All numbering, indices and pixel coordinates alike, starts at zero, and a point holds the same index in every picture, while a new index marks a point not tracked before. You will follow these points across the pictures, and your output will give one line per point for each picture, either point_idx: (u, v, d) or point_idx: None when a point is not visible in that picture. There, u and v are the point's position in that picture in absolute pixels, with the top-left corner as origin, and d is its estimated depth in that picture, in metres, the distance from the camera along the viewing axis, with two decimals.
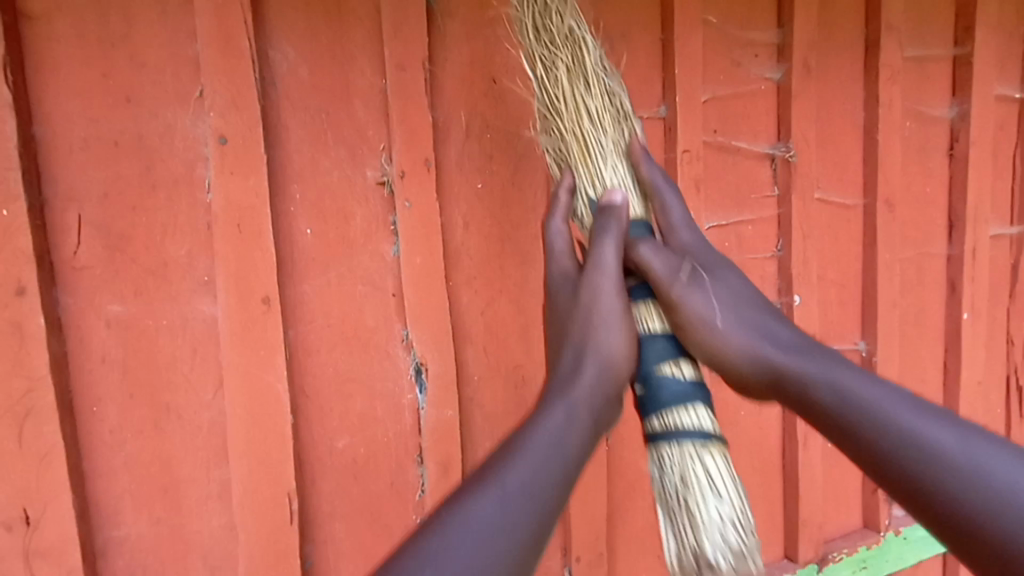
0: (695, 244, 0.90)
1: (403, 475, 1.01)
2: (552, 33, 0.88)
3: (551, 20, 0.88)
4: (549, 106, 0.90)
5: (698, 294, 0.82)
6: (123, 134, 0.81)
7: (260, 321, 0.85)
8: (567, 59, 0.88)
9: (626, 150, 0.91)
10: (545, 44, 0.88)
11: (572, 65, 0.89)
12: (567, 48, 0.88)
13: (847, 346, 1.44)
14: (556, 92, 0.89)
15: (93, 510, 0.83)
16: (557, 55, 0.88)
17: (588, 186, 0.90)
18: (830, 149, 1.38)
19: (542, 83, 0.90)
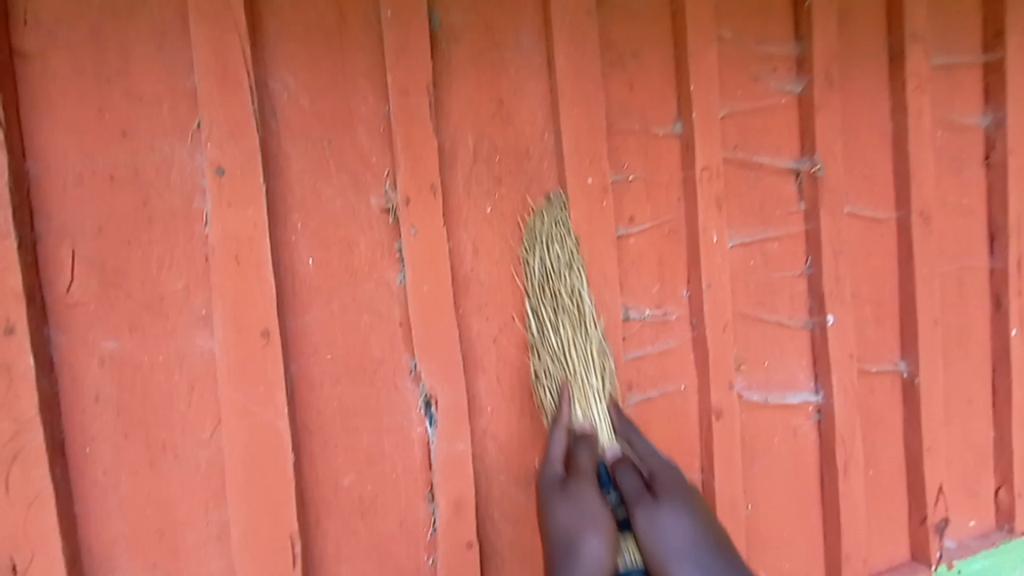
0: (666, 475, 0.94)
1: (413, 513, 0.95)
2: (563, 302, 0.97)
3: (551, 247, 0.97)
4: (547, 311, 0.97)
5: (656, 507, 0.90)
6: (119, 169, 0.79)
7: (259, 355, 0.81)
8: (569, 293, 0.97)
9: (605, 368, 0.99)
10: (561, 357, 0.97)
11: (572, 314, 0.97)
12: (570, 284, 0.97)
13: (887, 367, 1.34)
14: (559, 307, 0.97)
15: (85, 556, 0.79)
16: (558, 287, 0.97)
17: (576, 416, 0.96)
18: (858, 161, 1.30)
19: (543, 307, 0.97)
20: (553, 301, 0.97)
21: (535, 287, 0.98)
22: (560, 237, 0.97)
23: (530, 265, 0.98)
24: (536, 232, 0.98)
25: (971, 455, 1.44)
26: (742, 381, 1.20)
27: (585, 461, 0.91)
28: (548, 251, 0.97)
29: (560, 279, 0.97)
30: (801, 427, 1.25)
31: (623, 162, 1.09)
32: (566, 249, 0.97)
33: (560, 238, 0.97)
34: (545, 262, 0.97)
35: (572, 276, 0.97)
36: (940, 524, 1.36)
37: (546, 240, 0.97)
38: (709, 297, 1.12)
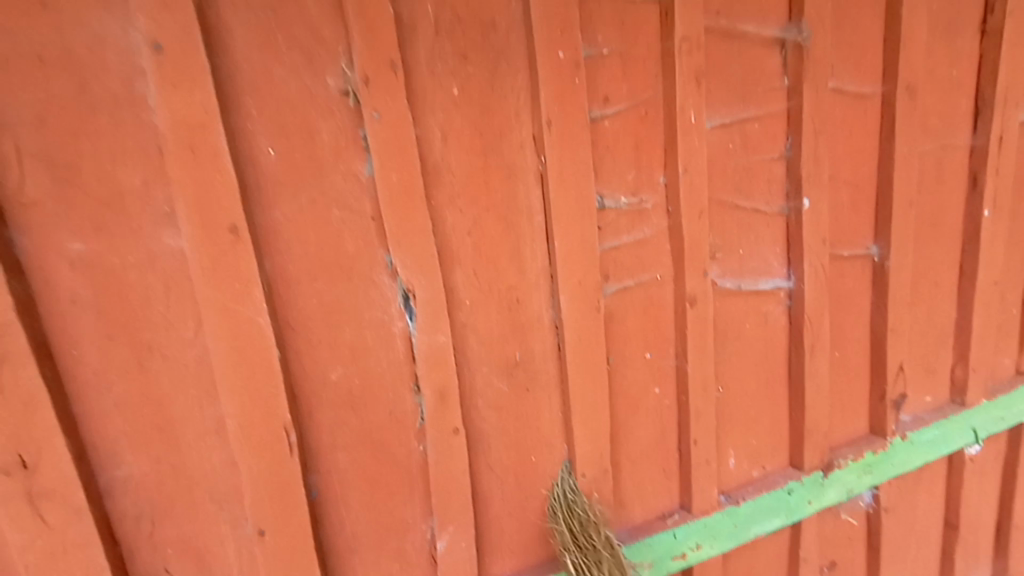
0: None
1: (401, 404, 0.99)
2: (593, 542, 1.07)
3: (577, 512, 1.09)
4: (579, 536, 1.07)
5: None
6: (46, 48, 0.72)
7: (230, 251, 0.81)
8: (603, 544, 1.08)
9: None
10: (596, 569, 1.07)
11: (600, 542, 1.08)
12: (598, 531, 1.08)
13: (859, 251, 1.37)
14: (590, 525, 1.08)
15: (91, 453, 0.83)
16: (588, 525, 1.08)
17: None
18: (848, 30, 1.23)
19: (572, 534, 1.08)
20: (590, 544, 1.07)
21: (569, 529, 1.08)
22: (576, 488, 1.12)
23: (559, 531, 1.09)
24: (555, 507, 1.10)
25: (933, 333, 1.52)
26: (716, 270, 1.22)
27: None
28: (570, 517, 1.09)
29: (593, 562, 1.07)
30: (772, 312, 1.30)
31: (597, 35, 1.02)
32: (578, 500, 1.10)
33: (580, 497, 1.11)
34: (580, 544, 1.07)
35: (596, 519, 1.09)
36: (897, 399, 1.46)
37: (571, 501, 1.10)
38: (685, 182, 1.11)
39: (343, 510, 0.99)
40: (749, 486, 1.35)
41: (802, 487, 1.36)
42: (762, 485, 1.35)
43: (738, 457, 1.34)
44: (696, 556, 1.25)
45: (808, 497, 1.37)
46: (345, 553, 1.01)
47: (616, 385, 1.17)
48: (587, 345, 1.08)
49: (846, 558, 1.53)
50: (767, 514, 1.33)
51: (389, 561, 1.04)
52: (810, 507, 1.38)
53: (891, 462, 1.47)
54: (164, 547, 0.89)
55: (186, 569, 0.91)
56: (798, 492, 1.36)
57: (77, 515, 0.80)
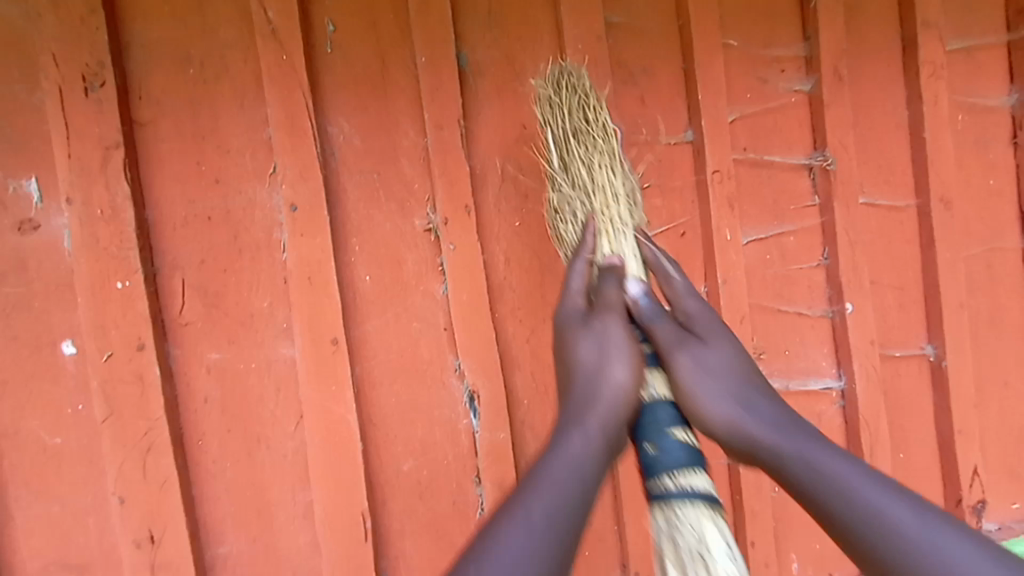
0: (700, 314, 0.94)
1: (464, 494, 1.09)
2: (587, 119, 1.00)
3: (572, 116, 1.00)
4: (571, 117, 1.00)
5: (701, 349, 0.87)
6: (215, 210, 0.97)
7: (331, 359, 0.97)
8: (600, 132, 1.00)
9: (632, 200, 1.01)
10: (580, 148, 1.00)
11: (602, 156, 1.00)
12: (600, 137, 1.00)
13: (912, 351, 1.38)
14: (583, 122, 1.00)
15: (202, 529, 0.97)
16: (583, 125, 1.00)
17: (604, 248, 0.96)
18: (872, 153, 1.36)
19: (562, 133, 1.00)
20: (579, 113, 1.00)
21: (563, 122, 1.00)
22: (581, 85, 1.01)
23: (552, 132, 1.01)
24: (558, 96, 1.01)
25: (1010, 437, 1.45)
26: (762, 370, 1.28)
27: (611, 292, 0.90)
28: (572, 118, 1.00)
29: (578, 113, 1.00)
30: (825, 412, 1.32)
31: (638, 171, 1.20)
32: (585, 91, 1.01)
33: (582, 88, 1.01)
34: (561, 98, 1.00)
35: (597, 121, 1.00)
36: (976, 505, 1.39)
37: (575, 95, 1.00)
38: (725, 292, 1.21)
39: None
40: None
41: None
42: None
43: (801, 562, 1.30)
44: None
45: None
46: None
47: None
48: None
49: None
50: None
51: None
52: None
53: None
54: None
55: None
56: None
57: None
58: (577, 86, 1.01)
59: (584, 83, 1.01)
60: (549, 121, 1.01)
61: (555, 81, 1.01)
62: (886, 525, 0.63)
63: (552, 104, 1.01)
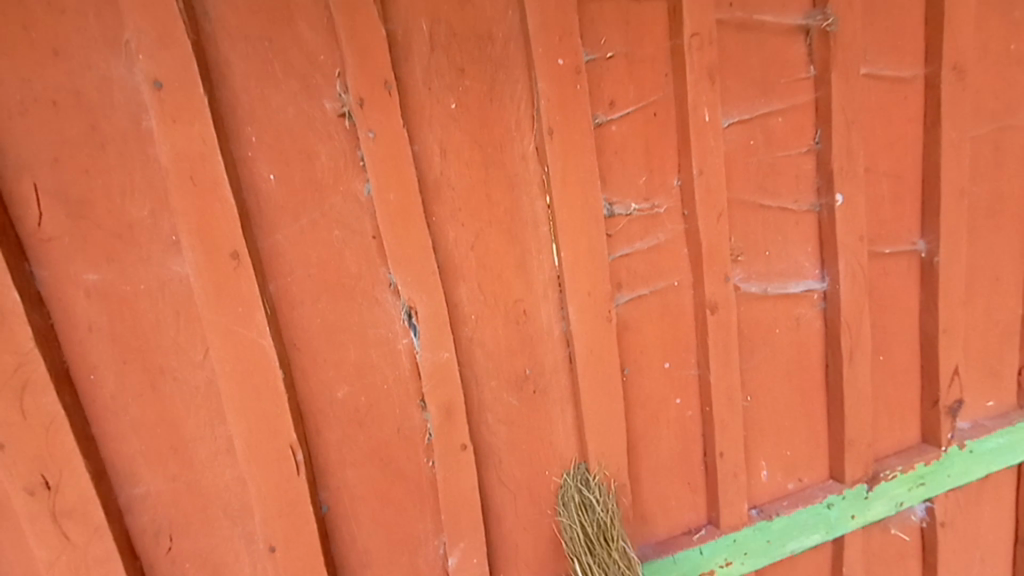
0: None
1: (409, 420, 0.99)
2: (605, 539, 1.03)
3: (589, 511, 1.04)
4: (591, 539, 1.03)
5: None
6: (60, 94, 0.76)
7: (232, 276, 0.83)
8: (615, 551, 1.03)
9: None
10: (605, 575, 1.02)
11: (611, 542, 1.03)
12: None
13: (903, 247, 1.26)
14: (599, 543, 1.03)
15: (111, 470, 0.87)
16: (604, 554, 1.02)
17: None
18: (881, 11, 1.14)
19: (592, 574, 1.03)
20: (597, 535, 1.03)
21: (588, 552, 1.03)
22: (600, 508, 1.04)
23: (573, 533, 1.04)
24: (576, 496, 1.05)
25: (994, 334, 1.38)
26: (739, 274, 1.15)
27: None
28: (589, 514, 1.04)
29: (594, 517, 1.03)
30: (804, 316, 1.21)
31: (600, 38, 0.98)
32: (605, 513, 1.04)
33: (603, 507, 1.04)
34: (578, 515, 1.04)
35: (621, 561, 1.03)
36: (952, 405, 1.34)
37: (594, 505, 1.04)
38: (700, 184, 1.05)
39: (354, 525, 1.00)
40: (785, 500, 1.27)
41: (843, 501, 1.28)
42: (798, 498, 1.26)
43: (770, 468, 1.26)
44: (727, 572, 1.20)
45: (849, 511, 1.28)
46: (359, 569, 1.02)
47: (634, 395, 1.13)
48: (600, 356, 1.04)
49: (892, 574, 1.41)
50: (805, 530, 1.25)
51: None
52: (853, 522, 1.29)
53: (947, 474, 1.35)
54: (183, 560, 0.92)
55: None
56: (838, 506, 1.27)
57: (96, 531, 0.84)
58: (595, 502, 1.04)
59: (607, 509, 1.04)
60: (570, 516, 1.05)
61: (570, 491, 1.06)
62: None
63: (576, 517, 1.04)
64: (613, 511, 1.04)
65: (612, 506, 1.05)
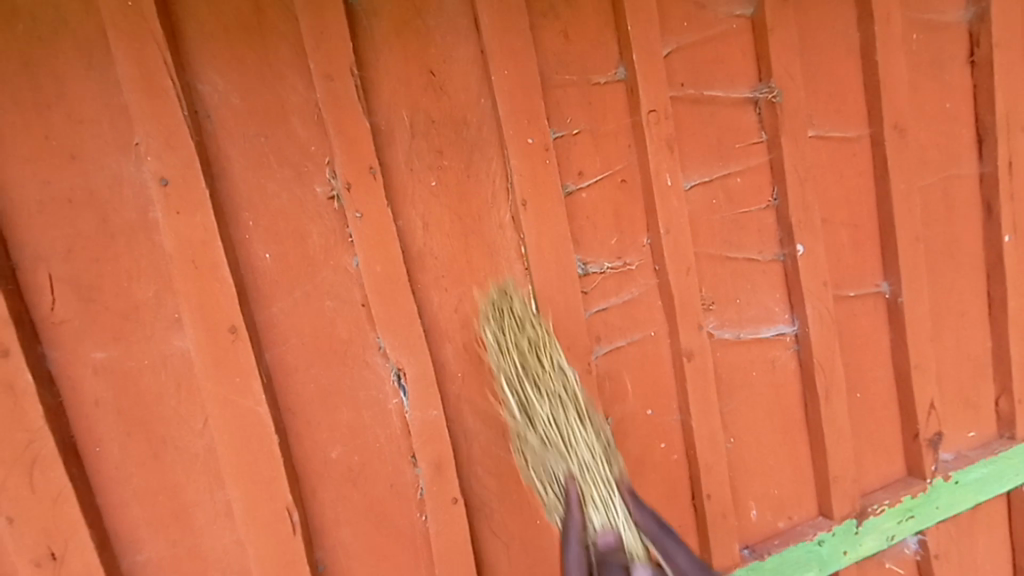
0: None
1: (401, 477, 1.03)
2: (538, 355, 0.99)
3: (531, 359, 0.98)
4: (529, 387, 0.98)
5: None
6: (75, 191, 0.85)
7: (230, 348, 0.89)
8: (552, 371, 0.99)
9: (609, 455, 0.99)
10: (546, 415, 0.97)
11: (547, 371, 0.98)
12: (564, 396, 0.99)
13: (868, 289, 1.33)
14: (547, 391, 0.98)
15: (115, 539, 0.90)
16: (540, 375, 0.98)
17: (593, 518, 0.92)
18: (822, 80, 1.25)
19: (549, 460, 0.97)
20: (532, 380, 0.98)
21: (524, 385, 0.98)
22: (524, 313, 1.01)
23: (512, 392, 0.99)
24: (499, 316, 1.00)
25: (968, 368, 1.43)
26: (712, 322, 1.21)
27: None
28: (525, 356, 0.98)
29: (529, 351, 0.99)
30: (779, 359, 1.27)
31: (566, 117, 1.09)
32: (532, 316, 1.02)
33: (526, 315, 1.01)
34: (507, 334, 0.99)
35: (568, 411, 0.98)
36: (934, 439, 1.37)
37: (536, 349, 0.99)
38: (667, 242, 1.13)
39: None
40: (776, 538, 1.28)
41: (834, 537, 1.29)
42: (789, 537, 1.28)
43: (760, 509, 1.28)
44: None
45: (841, 547, 1.30)
46: None
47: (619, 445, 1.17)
48: None
49: None
50: (798, 568, 1.26)
51: None
52: (846, 558, 1.30)
53: (935, 505, 1.37)
54: None
55: None
56: (829, 542, 1.29)
57: None
58: (521, 316, 1.01)
59: (533, 322, 1.01)
60: (497, 339, 1.00)
61: (493, 312, 1.01)
62: None
63: (506, 345, 0.99)
64: (540, 322, 1.02)
65: (536, 317, 1.02)
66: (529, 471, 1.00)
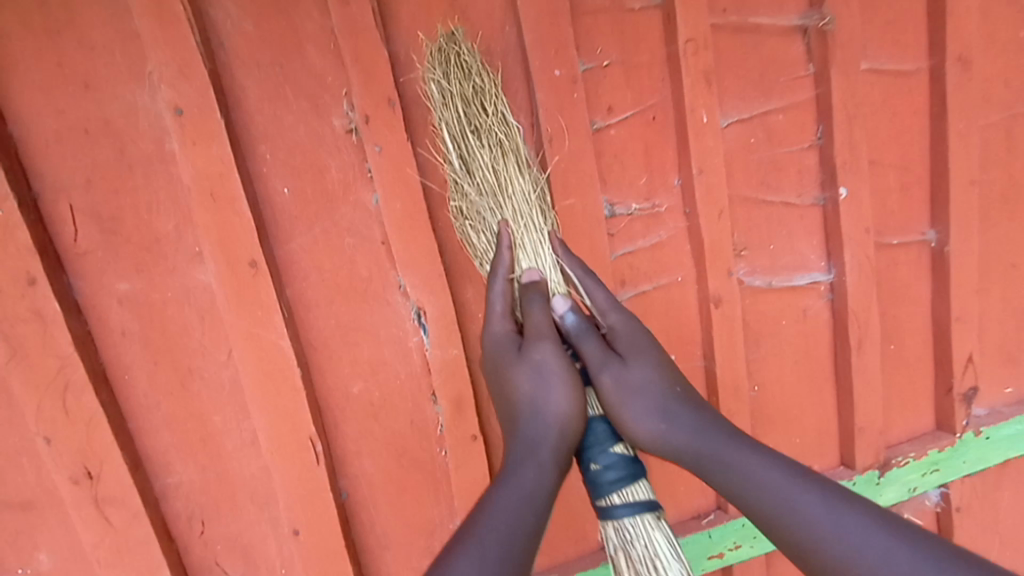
0: (623, 332, 0.94)
1: (422, 413, 1.05)
2: (482, 104, 0.92)
3: (472, 106, 0.92)
4: (469, 116, 0.92)
5: (623, 370, 0.88)
6: (91, 122, 0.84)
7: (251, 282, 0.89)
8: (495, 117, 0.93)
9: (543, 205, 0.98)
10: (484, 139, 0.93)
11: (489, 119, 0.93)
12: (503, 139, 0.94)
13: (912, 237, 1.25)
14: (488, 141, 0.94)
15: (146, 462, 0.94)
16: (481, 120, 0.93)
17: (521, 263, 0.95)
18: (881, 6, 1.14)
19: (475, 181, 0.95)
20: (470, 120, 0.93)
21: (464, 133, 0.93)
22: (475, 64, 0.91)
23: (447, 124, 0.93)
24: (443, 70, 0.91)
25: (1013, 323, 1.35)
26: (743, 268, 1.17)
27: (540, 319, 0.90)
28: (467, 107, 0.92)
29: (472, 98, 0.92)
30: (812, 308, 1.22)
31: (596, 47, 1.02)
32: (483, 73, 0.92)
33: (475, 65, 0.91)
34: (448, 71, 0.91)
35: (509, 165, 0.95)
36: (968, 393, 1.32)
37: (479, 97, 0.92)
38: (700, 183, 1.07)
39: (372, 509, 1.08)
40: None
41: (854, 487, 1.28)
42: None
43: (780, 457, 1.27)
44: (734, 555, 1.23)
45: (861, 497, 1.29)
46: (378, 550, 1.09)
47: None
48: None
49: None
50: None
51: (420, 559, 1.11)
52: None
53: (961, 460, 1.35)
54: (213, 544, 1.01)
55: (235, 565, 1.03)
56: None
57: (135, 517, 0.92)
58: (468, 66, 0.91)
59: (479, 69, 0.92)
60: (440, 91, 0.91)
61: (436, 64, 0.90)
62: (799, 521, 0.69)
63: (450, 101, 0.92)
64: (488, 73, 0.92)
65: (482, 63, 0.92)
66: (464, 219, 0.97)
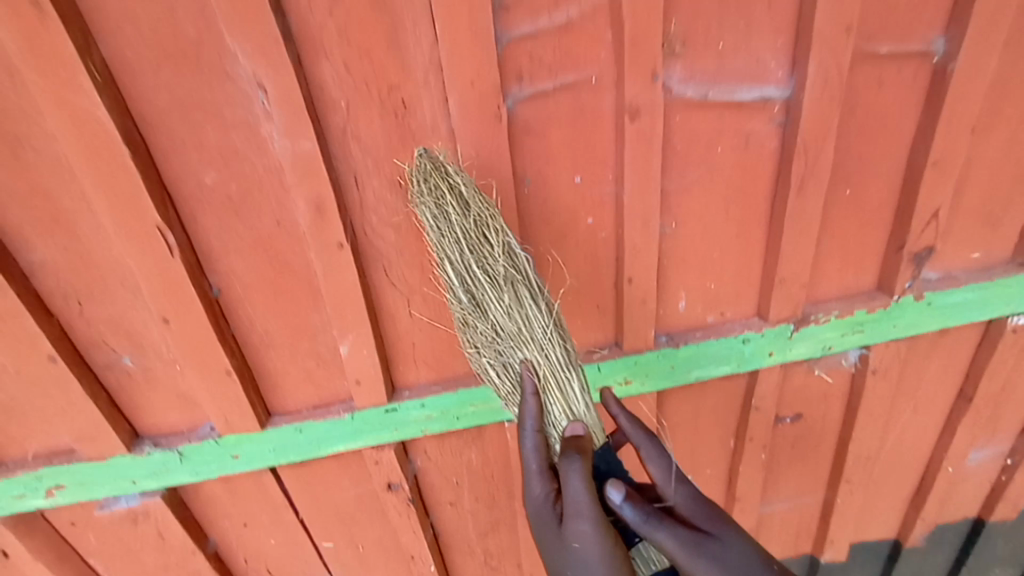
0: (688, 505, 0.96)
1: (287, 213, 0.99)
2: (483, 239, 0.93)
3: (477, 255, 0.93)
4: (474, 259, 0.93)
5: (710, 551, 0.91)
6: None
7: (47, 34, 0.77)
8: (502, 257, 0.94)
9: (563, 336, 1.00)
10: (493, 278, 0.94)
11: (494, 262, 0.94)
12: (513, 284, 0.96)
13: (912, 47, 0.96)
14: (499, 282, 0.95)
15: (3, 236, 0.95)
16: (484, 256, 0.93)
17: (555, 412, 0.99)
18: None
19: (492, 341, 0.99)
20: (482, 268, 0.94)
21: (469, 276, 0.94)
22: (462, 188, 0.90)
23: (452, 268, 0.94)
24: (426, 204, 0.90)
25: (1008, 175, 1.13)
26: (675, 72, 0.94)
27: (576, 487, 0.89)
28: (470, 250, 0.92)
29: (475, 243, 0.92)
30: (756, 133, 1.02)
31: None
32: (476, 202, 0.91)
33: (465, 191, 0.90)
34: (439, 209, 0.89)
35: (523, 302, 0.96)
36: (920, 254, 1.16)
37: (479, 234, 0.92)
38: None
39: (248, 306, 1.08)
40: (698, 331, 1.23)
41: (761, 338, 1.22)
42: (713, 331, 1.22)
43: (689, 299, 1.19)
44: (624, 388, 1.24)
45: (767, 348, 1.23)
46: (262, 346, 1.13)
47: (535, 211, 1.05)
48: (489, 164, 0.96)
49: (810, 415, 1.40)
50: (714, 361, 1.23)
51: (305, 358, 1.16)
52: (770, 359, 1.24)
53: (892, 323, 1.24)
54: (96, 323, 1.07)
55: (122, 342, 1.10)
56: (754, 342, 1.22)
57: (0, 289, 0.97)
58: (459, 194, 0.90)
59: (480, 201, 0.91)
60: (435, 220, 0.90)
61: (426, 184, 0.89)
62: None
63: (445, 241, 0.92)
64: (483, 197, 0.91)
65: (482, 197, 0.92)
66: (486, 358, 1.01)
